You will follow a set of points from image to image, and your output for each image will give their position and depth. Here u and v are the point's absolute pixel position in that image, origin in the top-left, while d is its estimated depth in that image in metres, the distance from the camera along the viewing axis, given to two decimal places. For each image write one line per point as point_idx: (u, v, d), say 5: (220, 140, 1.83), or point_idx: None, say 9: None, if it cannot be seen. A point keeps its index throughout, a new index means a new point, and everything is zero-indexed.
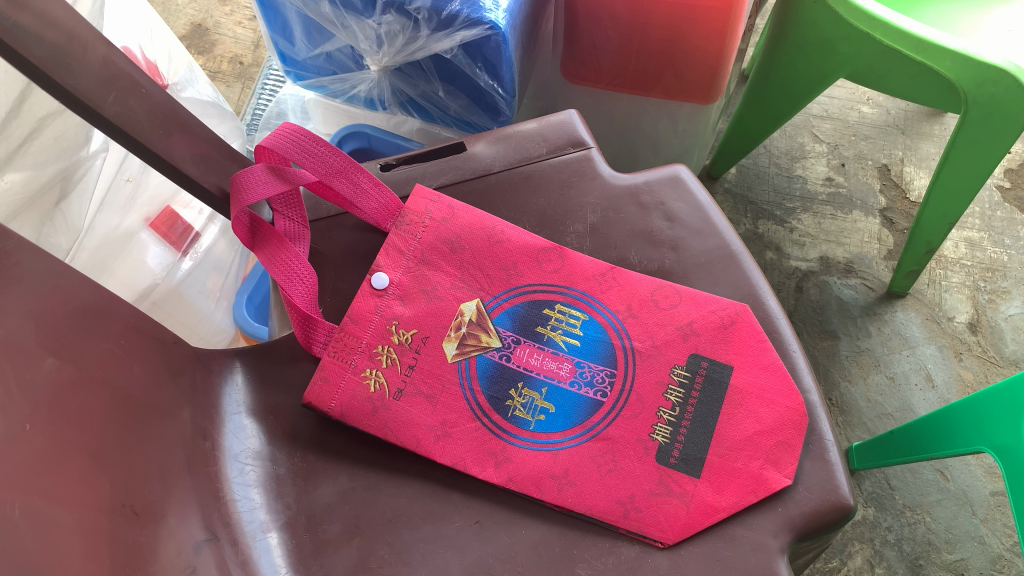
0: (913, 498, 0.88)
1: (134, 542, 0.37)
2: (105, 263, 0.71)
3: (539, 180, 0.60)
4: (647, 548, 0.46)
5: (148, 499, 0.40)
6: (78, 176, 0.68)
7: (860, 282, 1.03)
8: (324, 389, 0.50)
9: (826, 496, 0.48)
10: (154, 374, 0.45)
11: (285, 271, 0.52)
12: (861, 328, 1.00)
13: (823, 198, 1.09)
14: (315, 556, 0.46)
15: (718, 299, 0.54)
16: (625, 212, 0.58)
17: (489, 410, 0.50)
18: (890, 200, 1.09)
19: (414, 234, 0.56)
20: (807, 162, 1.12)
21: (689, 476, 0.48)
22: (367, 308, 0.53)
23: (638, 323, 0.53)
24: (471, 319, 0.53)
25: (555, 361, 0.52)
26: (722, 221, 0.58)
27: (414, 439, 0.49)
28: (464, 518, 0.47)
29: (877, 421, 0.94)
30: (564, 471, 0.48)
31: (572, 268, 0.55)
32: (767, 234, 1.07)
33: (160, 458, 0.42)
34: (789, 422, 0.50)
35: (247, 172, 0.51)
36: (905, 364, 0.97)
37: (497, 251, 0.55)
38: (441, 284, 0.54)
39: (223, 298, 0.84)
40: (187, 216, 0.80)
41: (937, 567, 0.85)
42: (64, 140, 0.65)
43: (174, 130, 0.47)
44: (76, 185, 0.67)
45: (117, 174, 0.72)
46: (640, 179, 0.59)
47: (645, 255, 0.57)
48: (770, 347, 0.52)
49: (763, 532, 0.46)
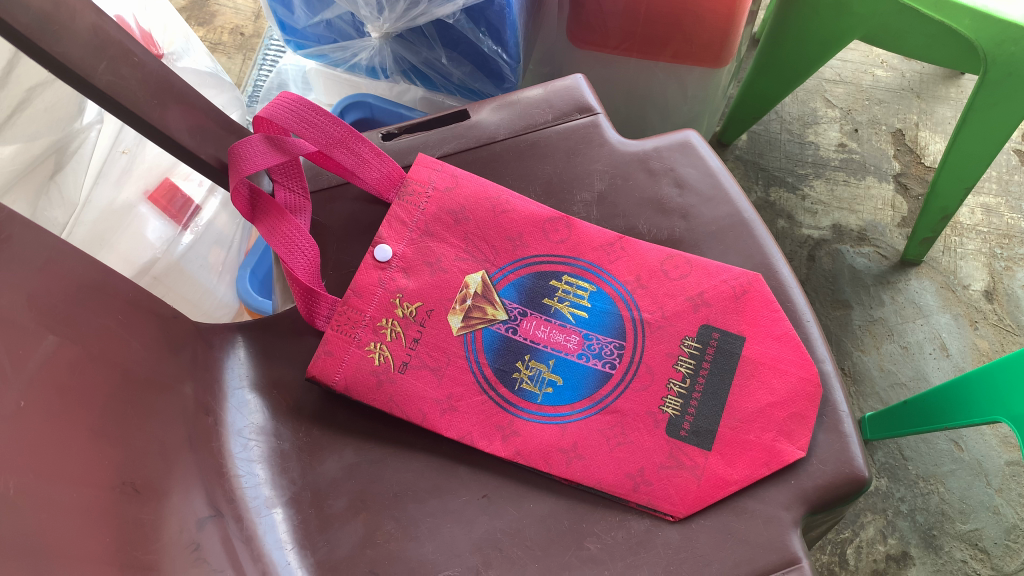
0: (926, 469, 0.87)
1: (135, 519, 0.37)
2: (103, 237, 0.70)
3: (546, 148, 0.58)
4: (658, 522, 0.45)
5: (149, 476, 0.39)
6: (73, 148, 0.67)
7: (873, 251, 1.01)
8: (328, 363, 0.49)
9: (840, 468, 0.47)
10: (154, 350, 0.45)
11: (285, 243, 0.50)
12: (874, 297, 0.99)
13: (835, 163, 1.07)
14: (321, 532, 0.45)
15: (730, 268, 0.52)
16: (634, 178, 0.57)
17: (495, 383, 0.49)
18: (905, 165, 1.06)
19: (417, 205, 0.54)
20: (820, 128, 1.10)
21: (700, 449, 0.47)
22: (370, 280, 0.52)
23: (648, 293, 0.52)
24: (477, 291, 0.52)
25: (563, 333, 0.51)
26: (733, 187, 0.56)
27: (420, 413, 0.48)
28: (471, 492, 0.47)
29: (890, 391, 0.93)
30: (573, 444, 0.47)
31: (579, 238, 0.54)
32: (778, 202, 1.05)
33: (161, 434, 0.42)
34: (803, 394, 0.48)
35: (245, 143, 0.49)
36: (919, 333, 0.96)
37: (503, 222, 0.54)
38: (445, 256, 0.53)
39: (225, 272, 0.83)
40: (187, 188, 0.79)
41: (951, 538, 0.84)
42: (56, 111, 0.64)
43: (170, 100, 0.45)
44: (71, 157, 0.67)
45: (113, 146, 0.71)
46: (649, 146, 0.58)
47: (655, 223, 0.56)
48: (783, 316, 0.51)
49: (775, 505, 0.46)
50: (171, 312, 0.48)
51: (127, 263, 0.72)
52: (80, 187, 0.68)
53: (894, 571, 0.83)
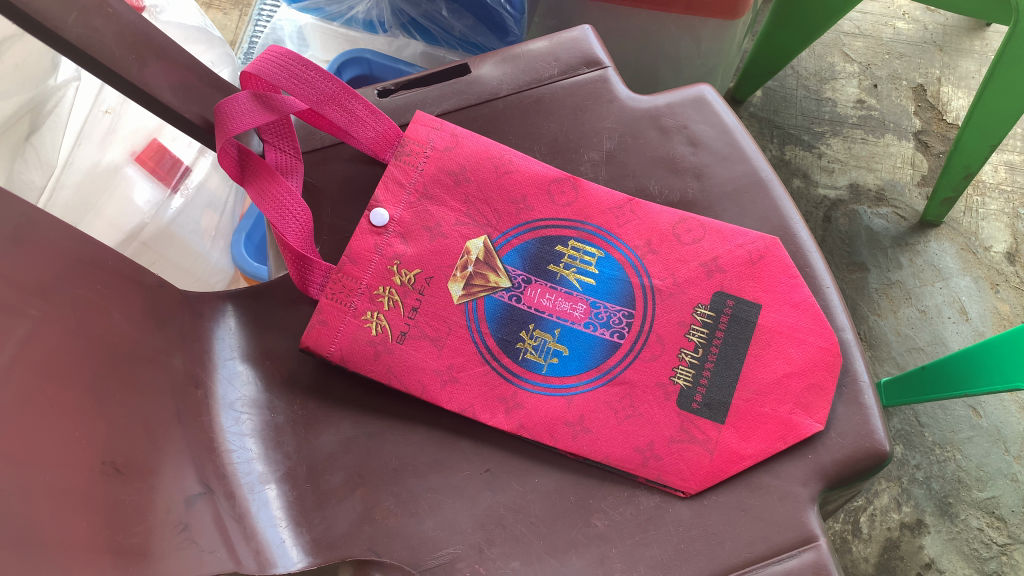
0: (942, 435, 0.85)
1: (116, 500, 0.34)
2: (89, 201, 0.69)
3: (551, 105, 0.55)
4: (668, 498, 0.44)
5: (132, 455, 0.37)
6: (49, 108, 0.67)
7: (891, 211, 0.98)
8: (323, 333, 0.47)
9: (860, 442, 0.45)
10: (139, 319, 0.42)
11: (276, 207, 0.47)
12: (892, 260, 0.96)
13: (853, 121, 1.03)
14: (318, 508, 0.44)
15: (746, 232, 0.49)
16: (645, 137, 0.54)
17: (498, 354, 0.47)
18: (926, 122, 1.02)
19: (415, 165, 0.51)
20: (837, 84, 1.05)
21: (713, 422, 0.45)
22: (366, 246, 0.49)
23: (658, 259, 0.49)
24: (478, 257, 0.49)
25: (569, 301, 0.48)
26: (750, 145, 0.53)
27: (420, 385, 0.46)
28: (473, 466, 0.45)
29: (907, 356, 0.91)
30: (579, 417, 0.46)
31: (586, 201, 0.51)
32: (794, 160, 1.01)
33: (146, 409, 0.40)
34: (822, 363, 0.46)
35: (231, 100, 0.46)
36: (938, 297, 0.93)
37: (505, 184, 0.51)
38: (445, 220, 0.50)
39: (219, 237, 0.81)
40: (176, 149, 0.76)
41: (967, 506, 0.82)
42: (26, 68, 0.64)
43: (150, 56, 0.42)
44: (47, 118, 0.67)
45: (93, 106, 0.70)
46: (660, 101, 0.55)
47: (666, 183, 0.53)
48: (802, 283, 0.48)
49: (791, 480, 0.44)
50: (156, 280, 0.46)
51: (113, 229, 0.70)
52: (57, 151, 0.67)
53: (908, 540, 0.82)
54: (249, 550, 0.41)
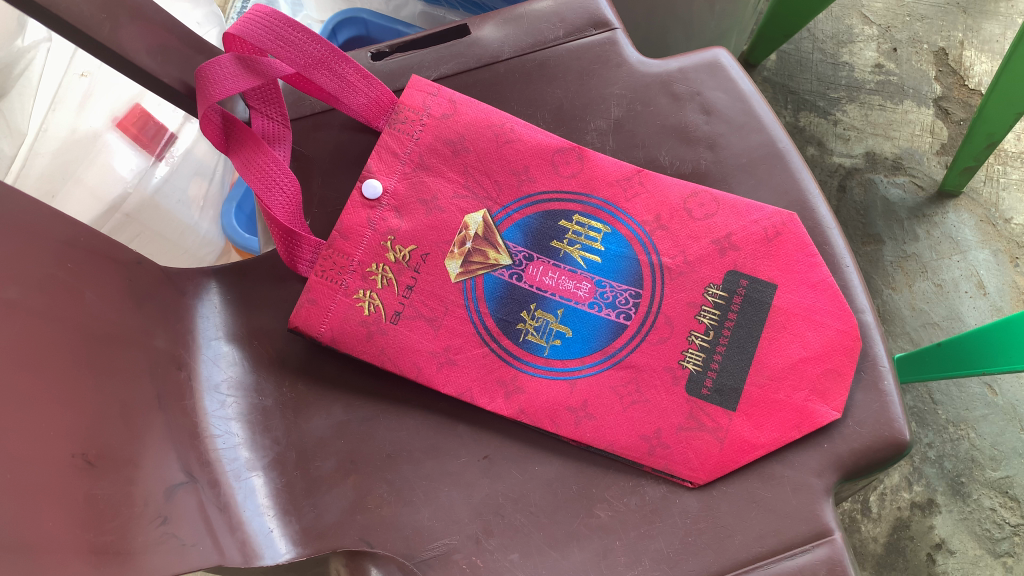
0: (956, 413, 0.83)
1: (88, 496, 0.32)
2: (67, 168, 0.70)
3: (556, 69, 0.52)
4: (675, 489, 0.42)
5: (106, 445, 0.35)
6: (18, 71, 0.68)
7: (908, 180, 0.95)
8: (313, 312, 0.44)
9: (879, 431, 0.42)
10: (116, 298, 0.40)
11: (261, 179, 0.45)
12: (908, 231, 0.93)
13: (871, 86, 0.99)
14: (307, 495, 0.42)
15: (762, 207, 0.46)
16: (655, 104, 0.51)
17: (498, 335, 0.45)
18: (947, 87, 0.98)
19: (410, 133, 0.48)
20: (855, 47, 1.01)
21: (723, 409, 0.43)
22: (358, 221, 0.46)
23: (669, 236, 0.46)
24: (477, 232, 0.46)
25: (573, 280, 0.46)
26: (767, 113, 0.50)
27: (415, 367, 0.44)
28: (470, 452, 0.43)
29: (922, 331, 0.88)
30: (583, 402, 0.43)
31: (592, 172, 0.47)
32: (808, 127, 0.98)
33: (124, 394, 0.37)
34: (840, 348, 0.43)
35: (213, 64, 0.43)
36: (955, 270, 0.90)
37: (506, 154, 0.48)
38: (442, 192, 0.47)
39: (208, 207, 0.80)
40: (162, 115, 0.76)
41: (980, 486, 0.80)
42: None
43: (124, 16, 0.39)
44: (16, 81, 0.68)
45: (68, 69, 0.71)
46: (672, 66, 0.51)
47: (678, 154, 0.50)
48: (820, 262, 0.45)
49: (806, 471, 0.41)
50: (135, 257, 0.43)
51: (94, 199, 0.71)
52: (28, 117, 0.69)
53: (919, 520, 0.80)
54: (234, 541, 0.39)
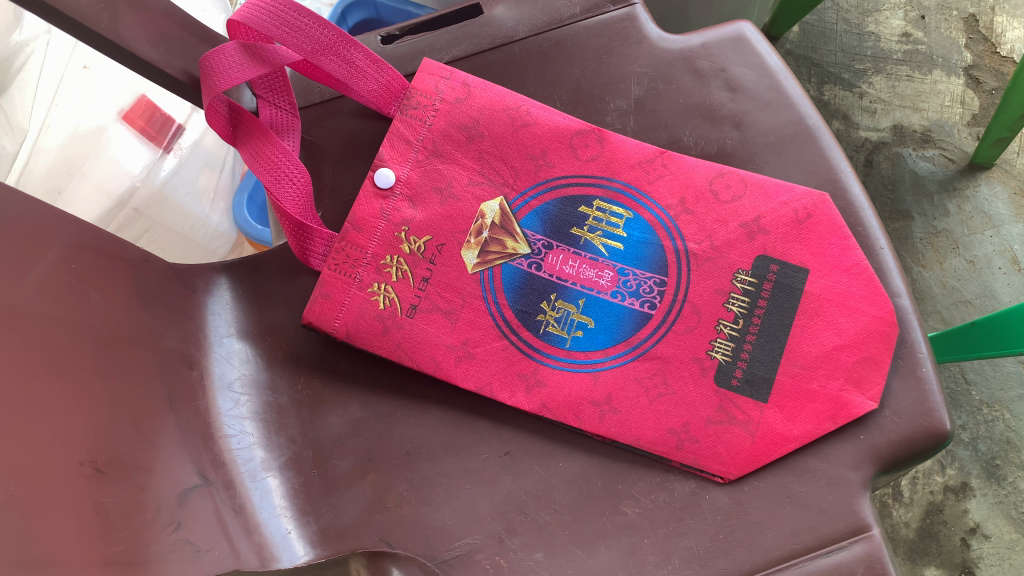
0: (990, 394, 0.80)
1: (98, 505, 0.31)
2: (72, 163, 0.73)
3: (573, 48, 0.50)
4: (705, 484, 0.40)
5: (116, 451, 0.33)
6: (17, 67, 0.72)
7: (938, 153, 0.92)
8: (326, 307, 0.43)
9: (918, 421, 0.41)
10: (123, 298, 0.39)
11: (270, 170, 0.43)
12: (938, 206, 0.90)
13: (898, 56, 0.96)
14: (325, 496, 0.41)
15: (791, 187, 0.44)
16: (678, 81, 0.49)
17: (518, 327, 0.43)
18: (977, 55, 0.95)
19: (422, 119, 0.46)
20: (881, 16, 0.97)
21: (755, 401, 0.41)
22: (371, 211, 0.44)
23: (694, 220, 0.44)
24: (494, 221, 0.44)
25: (594, 268, 0.44)
26: (795, 89, 0.48)
27: (433, 362, 0.42)
28: (491, 449, 0.42)
29: (954, 309, 0.86)
30: (607, 396, 0.42)
31: (613, 154, 0.45)
32: (833, 101, 0.95)
33: (133, 397, 0.36)
34: (875, 335, 0.41)
35: (217, 52, 0.41)
36: (988, 246, 0.88)
37: (523, 138, 0.46)
38: (457, 180, 0.45)
39: (219, 199, 0.78)
40: (169, 106, 0.77)
41: (1016, 468, 0.78)
42: None
43: (122, 5, 0.38)
44: (15, 77, 0.72)
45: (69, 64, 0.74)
46: (695, 41, 0.49)
47: (702, 134, 0.48)
48: (854, 244, 0.43)
49: (841, 464, 0.40)
50: (142, 254, 0.42)
51: (101, 194, 0.74)
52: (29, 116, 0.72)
53: (952, 504, 0.78)
54: (249, 544, 0.38)
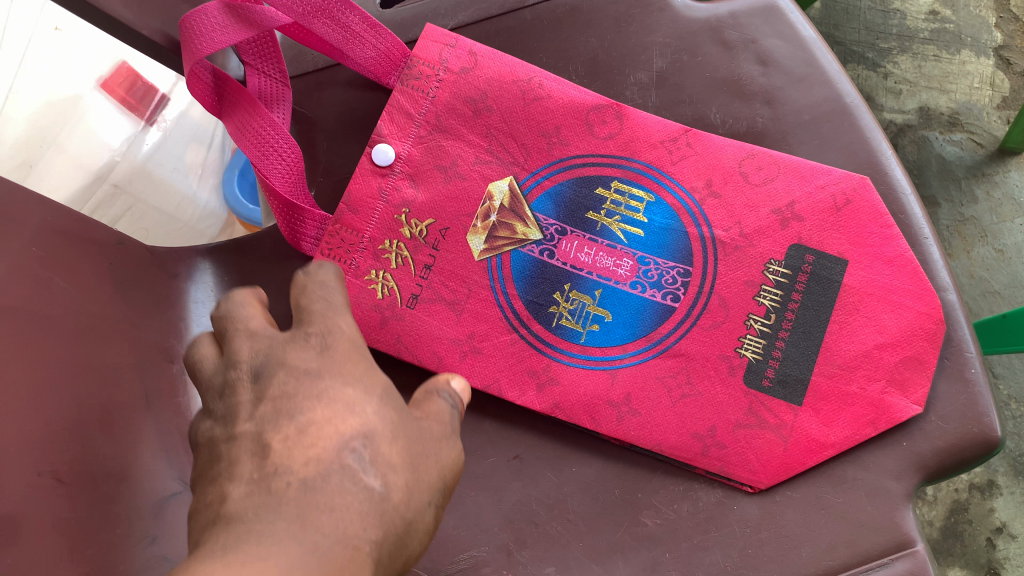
0: (1019, 389, 0.77)
1: (59, 519, 0.28)
2: (48, 134, 0.71)
3: (590, 14, 0.45)
4: (732, 493, 0.37)
5: (81, 457, 0.30)
6: None
7: (966, 137, 0.87)
8: None
9: (965, 427, 0.37)
10: (96, 287, 0.35)
11: (258, 144, 0.39)
12: (966, 192, 0.86)
13: (925, 35, 0.91)
14: None
15: (829, 169, 0.40)
16: (703, 53, 0.45)
17: (528, 320, 0.39)
18: (1008, 35, 0.91)
19: (425, 91, 0.42)
20: None
21: (788, 404, 0.38)
22: (368, 191, 0.41)
23: (722, 204, 0.40)
24: (503, 204, 0.41)
25: (612, 256, 0.40)
26: (832, 64, 0.44)
27: (436, 358, 0.39)
28: (499, 452, 0.38)
29: (982, 300, 0.83)
30: (625, 397, 0.38)
31: (633, 132, 0.41)
32: (856, 81, 0.90)
33: (105, 396, 0.33)
34: (921, 333, 0.38)
35: (199, 12, 0.37)
36: (1018, 235, 0.84)
37: (535, 113, 0.41)
38: (463, 158, 0.41)
39: (207, 175, 0.73)
40: (153, 75, 0.74)
41: None
42: None
43: None
44: None
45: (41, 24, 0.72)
46: (722, 9, 0.45)
47: (730, 111, 0.44)
48: (897, 233, 0.39)
49: (882, 473, 0.37)
50: (116, 236, 0.38)
51: (80, 169, 0.71)
52: None
53: (978, 502, 0.74)
54: None
